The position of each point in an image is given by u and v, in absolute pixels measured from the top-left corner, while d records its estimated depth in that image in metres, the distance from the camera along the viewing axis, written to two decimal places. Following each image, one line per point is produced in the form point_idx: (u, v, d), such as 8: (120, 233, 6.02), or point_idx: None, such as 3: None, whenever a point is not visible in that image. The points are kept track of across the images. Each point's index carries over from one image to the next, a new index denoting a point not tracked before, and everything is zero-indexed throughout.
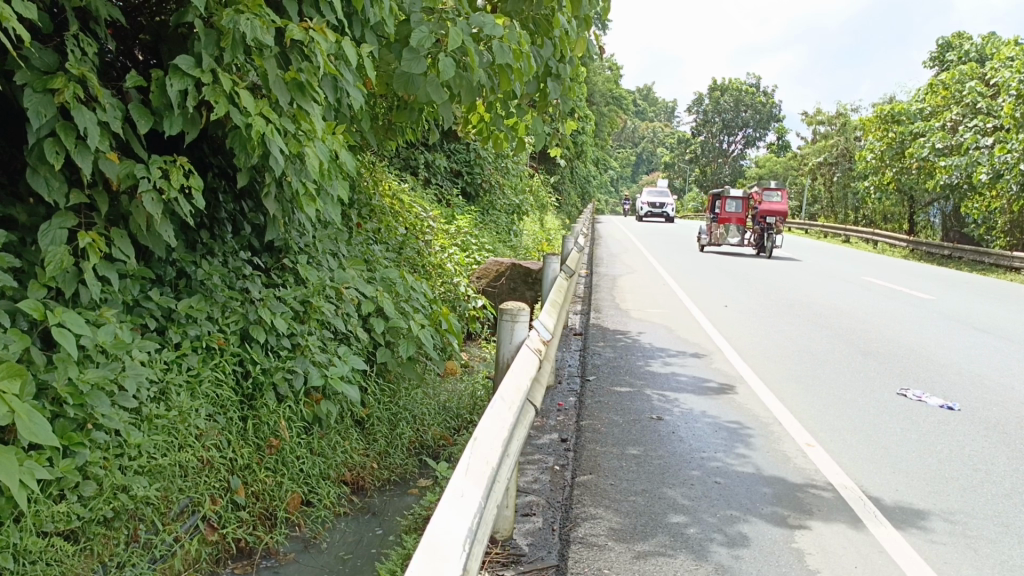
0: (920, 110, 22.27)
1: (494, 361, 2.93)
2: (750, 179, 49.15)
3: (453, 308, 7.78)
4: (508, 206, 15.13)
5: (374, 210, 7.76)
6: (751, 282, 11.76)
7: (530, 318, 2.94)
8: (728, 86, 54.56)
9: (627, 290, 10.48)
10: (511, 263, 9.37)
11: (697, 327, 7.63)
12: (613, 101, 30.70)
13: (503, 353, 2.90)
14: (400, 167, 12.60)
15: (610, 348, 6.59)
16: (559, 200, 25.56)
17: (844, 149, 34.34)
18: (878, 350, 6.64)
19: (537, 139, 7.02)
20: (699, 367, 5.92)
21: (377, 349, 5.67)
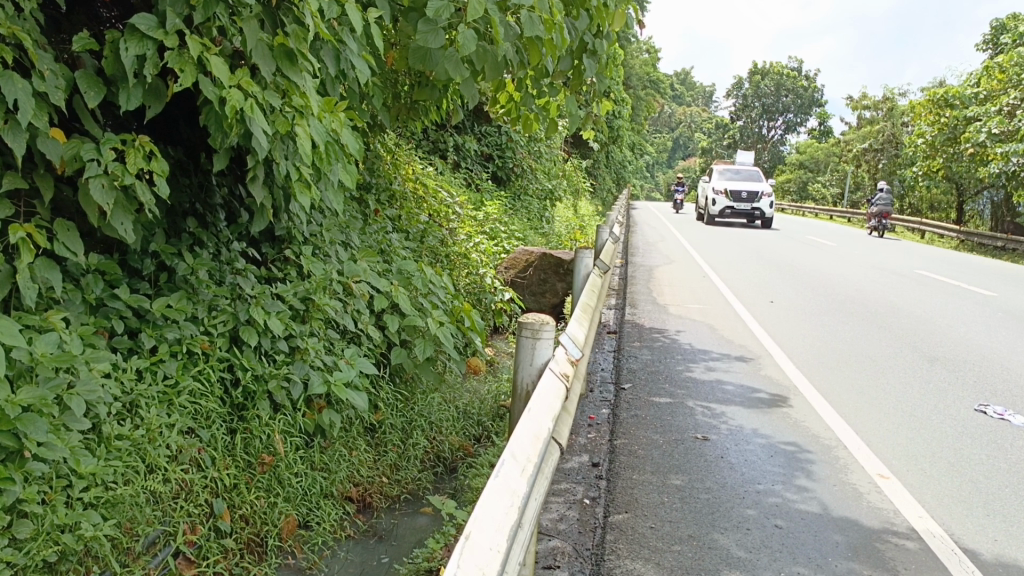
0: (974, 94, 21.14)
1: (511, 386, 2.41)
2: (790, 166, 47.85)
3: (477, 302, 7.29)
4: (541, 191, 14.57)
5: (394, 196, 7.27)
6: (797, 275, 11.08)
7: (555, 335, 2.40)
8: (769, 70, 53.10)
9: (665, 282, 9.89)
10: (541, 252, 8.82)
11: (743, 327, 7.02)
12: (651, 84, 29.84)
13: (521, 377, 2.38)
14: (428, 149, 12.12)
15: (646, 349, 6.03)
16: (593, 185, 24.90)
17: (891, 134, 33.01)
18: (945, 357, 5.99)
19: (570, 122, 6.47)
20: (747, 375, 5.34)
21: (391, 349, 5.19)
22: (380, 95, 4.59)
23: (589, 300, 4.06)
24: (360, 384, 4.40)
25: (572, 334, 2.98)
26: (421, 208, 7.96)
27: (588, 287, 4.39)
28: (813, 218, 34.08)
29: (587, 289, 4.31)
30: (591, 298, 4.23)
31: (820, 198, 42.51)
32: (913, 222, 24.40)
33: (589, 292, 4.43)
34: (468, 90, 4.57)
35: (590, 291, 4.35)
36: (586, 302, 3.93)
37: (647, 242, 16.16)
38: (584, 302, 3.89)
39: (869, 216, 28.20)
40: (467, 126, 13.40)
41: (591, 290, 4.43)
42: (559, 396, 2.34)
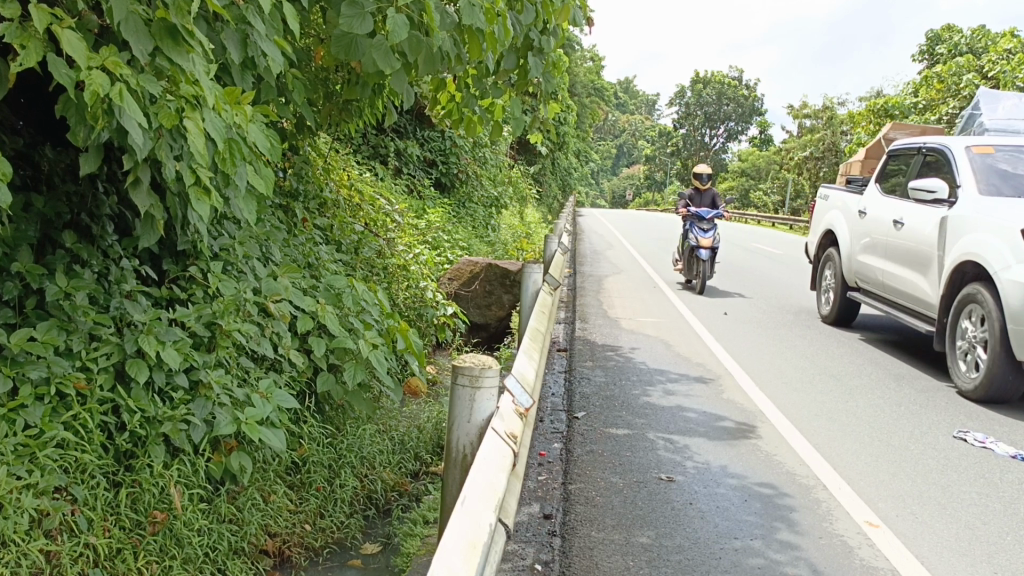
0: (914, 104, 21.38)
1: (446, 447, 1.92)
2: (733, 174, 48.36)
3: (418, 316, 6.95)
4: (486, 199, 14.08)
5: (325, 204, 6.69)
6: (749, 284, 10.82)
7: (499, 382, 1.90)
8: (711, 78, 53.60)
9: (616, 293, 9.51)
10: (486, 263, 8.35)
11: (700, 343, 6.64)
12: (595, 91, 29.64)
13: (458, 437, 1.89)
14: (367, 155, 11.55)
15: (600, 370, 5.59)
16: (539, 192, 24.54)
17: (831, 143, 33.46)
18: (911, 375, 5.69)
19: (515, 126, 6.02)
20: (708, 399, 4.94)
21: (318, 376, 4.65)
22: (301, 91, 4.04)
23: (539, 325, 3.60)
24: (278, 419, 3.83)
25: (519, 374, 2.54)
26: (355, 217, 7.39)
27: (539, 311, 3.92)
28: (756, 225, 34.33)
29: (536, 312, 3.84)
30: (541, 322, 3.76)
31: (763, 203, 43.02)
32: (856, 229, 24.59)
33: (539, 316, 3.96)
34: (400, 84, 4.05)
35: (541, 315, 3.88)
36: (536, 328, 3.46)
37: (595, 250, 15.81)
38: (534, 328, 3.42)
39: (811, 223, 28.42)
40: (409, 130, 12.88)
41: (541, 313, 3.97)
42: (504, 464, 1.87)
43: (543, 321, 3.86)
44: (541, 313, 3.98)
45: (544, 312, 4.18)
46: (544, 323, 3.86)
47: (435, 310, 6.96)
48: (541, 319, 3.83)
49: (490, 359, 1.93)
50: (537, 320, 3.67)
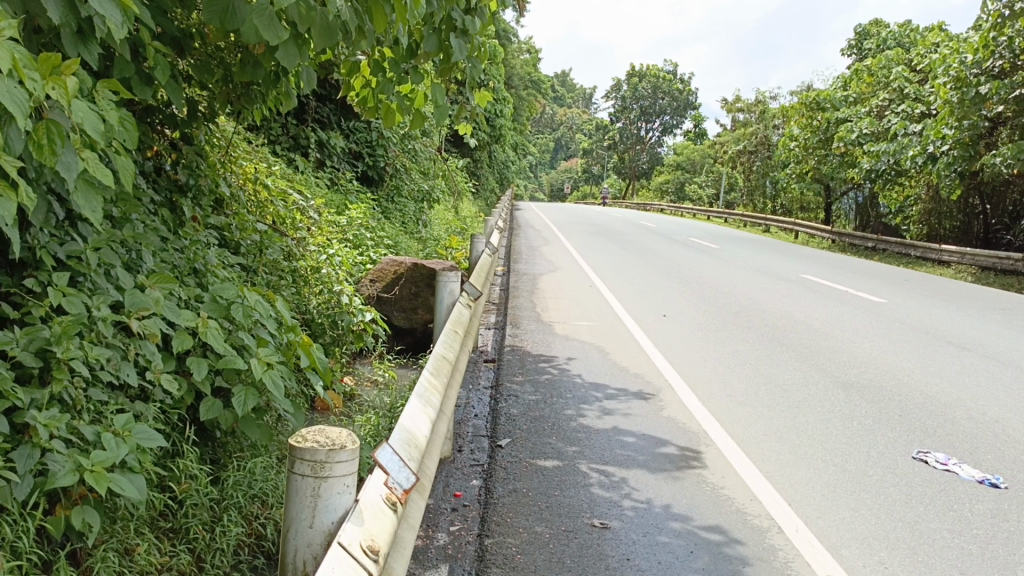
0: (845, 97, 21.51)
1: (293, 543, 1.62)
2: (668, 167, 48.55)
3: (333, 324, 6.34)
4: (416, 193, 13.43)
5: (224, 201, 5.98)
6: (687, 282, 10.47)
7: (352, 466, 1.63)
8: (646, 72, 53.69)
9: (550, 294, 9.02)
10: (411, 262, 7.73)
11: (637, 350, 6.21)
12: (531, 84, 29.23)
13: (303, 530, 1.61)
14: (285, 146, 10.79)
15: (529, 385, 5.07)
16: (474, 186, 23.93)
17: (763, 137, 33.75)
18: (859, 383, 5.35)
19: (435, 115, 5.45)
20: (647, 419, 4.48)
21: (205, 403, 4.01)
22: (167, 71, 3.38)
23: (445, 352, 3.05)
24: (137, 461, 3.18)
25: (411, 430, 2.16)
26: (262, 215, 6.70)
27: (448, 331, 3.36)
28: (691, 217, 34.37)
29: (445, 334, 3.28)
30: (449, 345, 3.21)
31: (698, 195, 43.28)
32: (788, 222, 24.67)
33: (450, 337, 3.39)
34: (288, 58, 3.35)
35: (450, 336, 3.32)
36: (438, 357, 2.91)
37: (530, 246, 15.34)
38: (434, 359, 2.87)
39: (744, 216, 28.49)
40: (333, 120, 12.14)
41: (453, 332, 3.40)
42: (346, 564, 1.53)
43: (454, 344, 3.30)
44: (454, 334, 3.43)
45: (461, 329, 3.61)
46: (455, 346, 3.29)
47: (352, 317, 6.34)
48: (451, 342, 3.27)
49: (347, 441, 1.66)
50: (443, 345, 3.12)
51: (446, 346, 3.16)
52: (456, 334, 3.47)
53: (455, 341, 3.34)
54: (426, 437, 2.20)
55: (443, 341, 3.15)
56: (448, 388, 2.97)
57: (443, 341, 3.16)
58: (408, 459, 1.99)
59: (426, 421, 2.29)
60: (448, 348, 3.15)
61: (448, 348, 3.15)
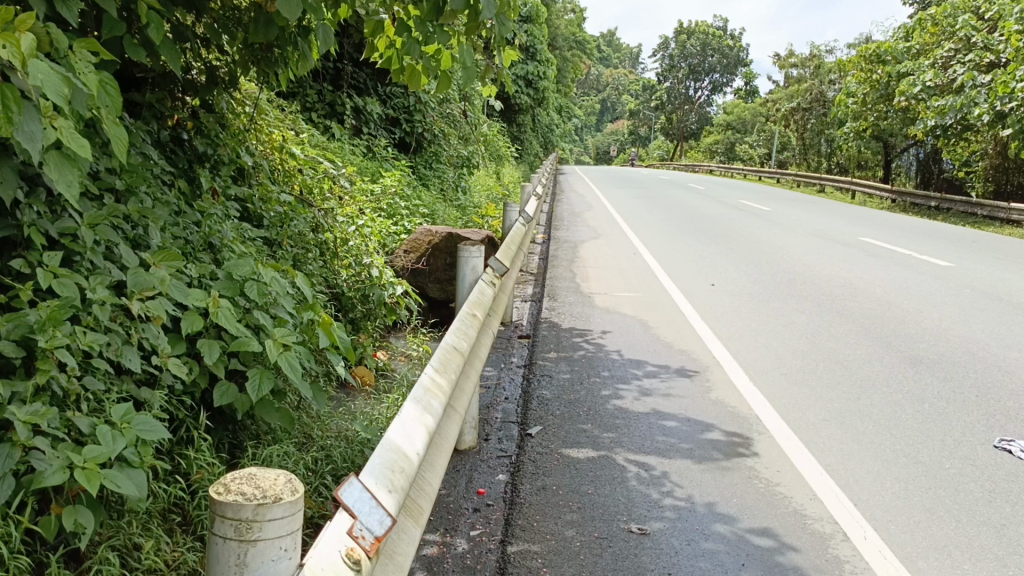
0: (907, 49, 20.39)
1: None
2: (718, 127, 47.21)
3: (364, 298, 6.21)
4: (455, 159, 13.07)
5: (246, 171, 5.73)
6: (737, 247, 9.99)
7: (293, 528, 1.29)
8: (694, 29, 52.02)
9: (592, 263, 8.64)
10: (445, 232, 7.44)
11: (683, 324, 5.84)
12: (576, 44, 28.50)
13: None
14: (320, 114, 10.52)
15: (565, 364, 4.76)
16: (518, 150, 23.46)
17: (818, 94, 32.50)
18: (928, 358, 4.91)
19: (464, 76, 5.11)
20: (692, 401, 4.13)
21: (217, 387, 3.79)
22: (161, 30, 3.05)
23: (457, 343, 2.72)
24: (137, 454, 2.94)
25: (397, 449, 1.86)
26: (288, 185, 6.43)
27: (466, 315, 3.02)
28: (743, 179, 33.39)
29: (459, 318, 2.94)
30: (464, 332, 2.87)
31: (749, 155, 42.10)
32: (844, 182, 23.70)
33: (468, 321, 3.05)
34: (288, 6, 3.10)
35: (466, 320, 2.98)
36: (445, 350, 2.58)
37: (573, 212, 14.91)
38: (442, 351, 2.54)
39: (798, 176, 27.49)
40: (369, 86, 11.78)
41: (471, 315, 3.06)
42: None
43: (471, 330, 2.96)
44: (473, 318, 3.09)
45: (482, 311, 3.27)
46: (472, 332, 2.96)
47: (383, 291, 6.27)
48: (466, 326, 2.93)
49: (287, 492, 1.34)
50: (455, 332, 2.79)
51: (459, 334, 2.82)
52: (476, 316, 3.13)
53: (472, 326, 3.00)
54: (418, 453, 1.90)
55: (455, 329, 2.82)
56: (459, 384, 2.65)
57: (456, 328, 2.83)
58: (389, 488, 1.69)
59: (421, 433, 1.99)
60: (462, 337, 2.82)
61: (461, 336, 2.82)
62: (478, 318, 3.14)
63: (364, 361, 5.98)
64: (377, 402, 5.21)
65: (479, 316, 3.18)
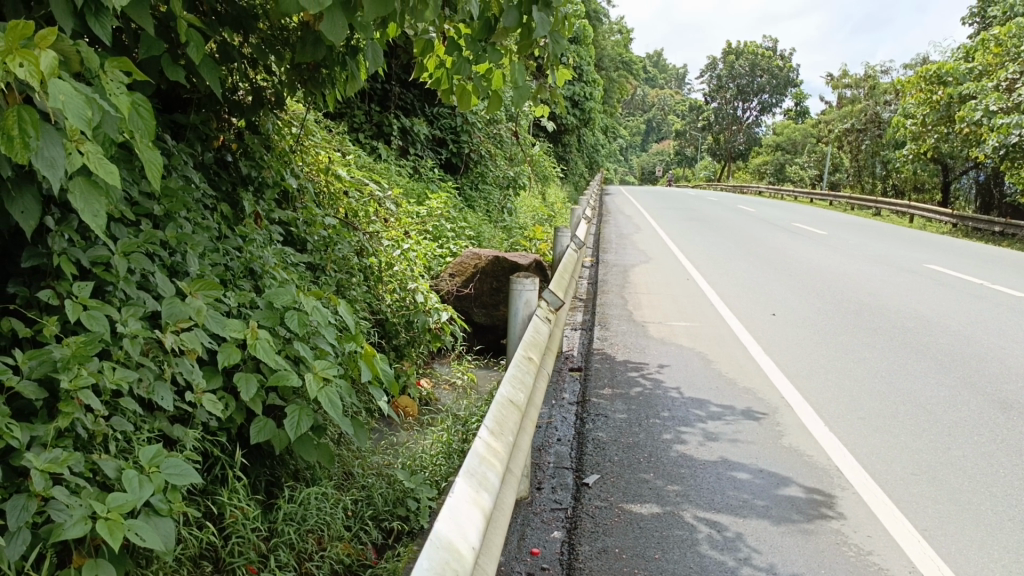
0: (968, 70, 19.70)
1: None
2: (767, 148, 46.47)
3: (410, 323, 6.01)
4: (501, 180, 12.87)
5: (291, 195, 5.58)
6: (795, 274, 9.59)
7: None
8: (743, 49, 51.38)
9: (644, 289, 8.33)
10: (492, 254, 7.23)
11: (745, 359, 5.52)
12: (623, 65, 28.29)
13: None
14: (367, 134, 10.43)
15: (621, 402, 4.47)
16: (563, 171, 23.26)
17: (872, 115, 31.75)
18: (1018, 404, 4.51)
19: (517, 97, 4.88)
20: (761, 449, 3.80)
21: (254, 423, 3.59)
22: (201, 50, 2.88)
23: (513, 395, 2.44)
24: (166, 500, 2.74)
25: (450, 545, 1.60)
26: (333, 208, 6.27)
27: (521, 358, 2.75)
28: (793, 201, 32.68)
29: (515, 362, 2.66)
30: (520, 379, 2.59)
31: (799, 176, 41.31)
32: (900, 205, 22.96)
33: (523, 364, 2.78)
34: (334, 30, 2.83)
35: (522, 363, 2.70)
36: (501, 404, 2.31)
37: (620, 235, 14.61)
38: (497, 406, 2.27)
39: (851, 198, 26.75)
40: (417, 107, 11.66)
41: (526, 358, 2.78)
42: None
43: (527, 374, 2.68)
44: (529, 360, 2.81)
45: (538, 350, 2.99)
46: (529, 377, 2.68)
47: (428, 318, 6.07)
48: (522, 372, 2.66)
49: None
50: (510, 380, 2.52)
51: (515, 382, 2.54)
52: (532, 358, 2.86)
53: (529, 371, 2.73)
54: (473, 547, 1.64)
55: (511, 376, 2.54)
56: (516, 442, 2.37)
57: (511, 375, 2.55)
58: None
59: (476, 519, 1.73)
60: (518, 384, 2.54)
61: (517, 383, 2.55)
62: (534, 360, 2.86)
63: (408, 391, 5.76)
64: (420, 437, 4.97)
65: (535, 357, 2.90)
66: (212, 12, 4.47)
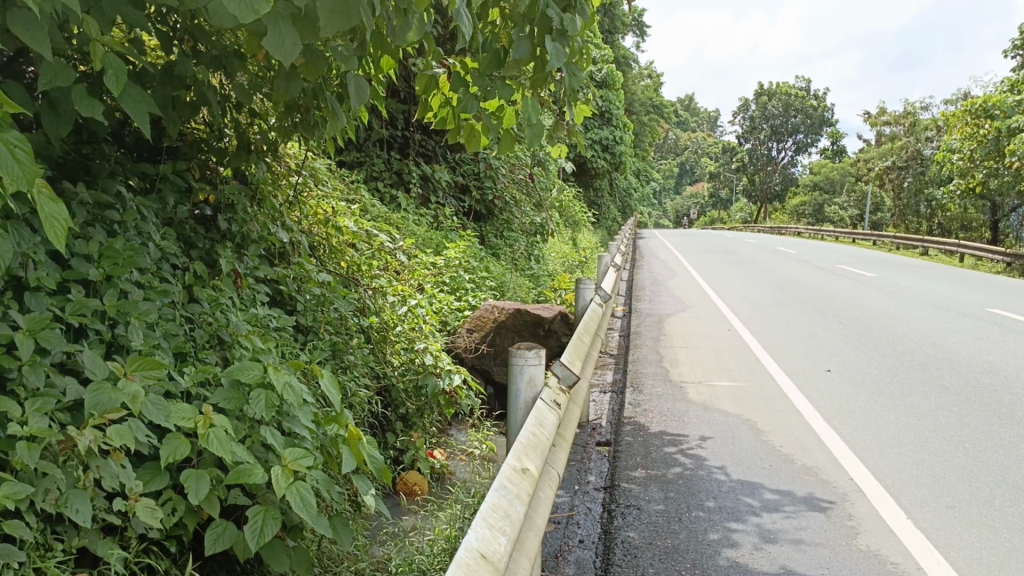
0: (1016, 102, 18.78)
1: None
2: (804, 187, 45.55)
3: (419, 389, 5.38)
4: (528, 227, 12.31)
5: (284, 250, 5.04)
6: (847, 322, 8.81)
7: None
8: (776, 90, 50.85)
9: (680, 342, 7.64)
10: (514, 307, 6.67)
11: (800, 429, 4.79)
12: (654, 108, 27.84)
13: None
14: (385, 183, 9.95)
15: (658, 489, 3.77)
16: (595, 216, 22.69)
17: (913, 151, 30.83)
18: None
19: (532, 138, 4.27)
20: (833, 558, 3.08)
21: (212, 528, 2.96)
22: (122, 79, 2.31)
23: (488, 544, 1.71)
24: None
25: None
26: (335, 263, 5.72)
27: (507, 473, 2.06)
28: (834, 241, 31.73)
29: (498, 484, 1.97)
30: (505, 509, 1.90)
31: (839, 216, 40.29)
32: (949, 243, 21.94)
33: (512, 478, 2.10)
34: (282, 47, 2.24)
35: (509, 482, 2.02)
36: (471, 559, 1.61)
37: (655, 281, 13.92)
38: (465, 566, 1.57)
39: (896, 238, 25.75)
40: (438, 153, 11.19)
41: (516, 470, 2.10)
42: None
43: (516, 499, 2.00)
44: (520, 472, 2.13)
45: (536, 454, 2.30)
46: (519, 503, 1.99)
47: (438, 381, 5.41)
48: (508, 496, 1.97)
49: None
50: (489, 514, 1.83)
51: (497, 515, 1.85)
52: (526, 471, 2.18)
53: (519, 491, 2.04)
54: None
55: (490, 507, 1.85)
56: None
57: (490, 505, 1.86)
58: None
59: None
60: (501, 519, 1.85)
61: (501, 518, 1.85)
62: (529, 472, 2.18)
63: (417, 467, 5.10)
64: (425, 525, 4.31)
65: (531, 468, 2.22)
66: (188, 50, 3.98)
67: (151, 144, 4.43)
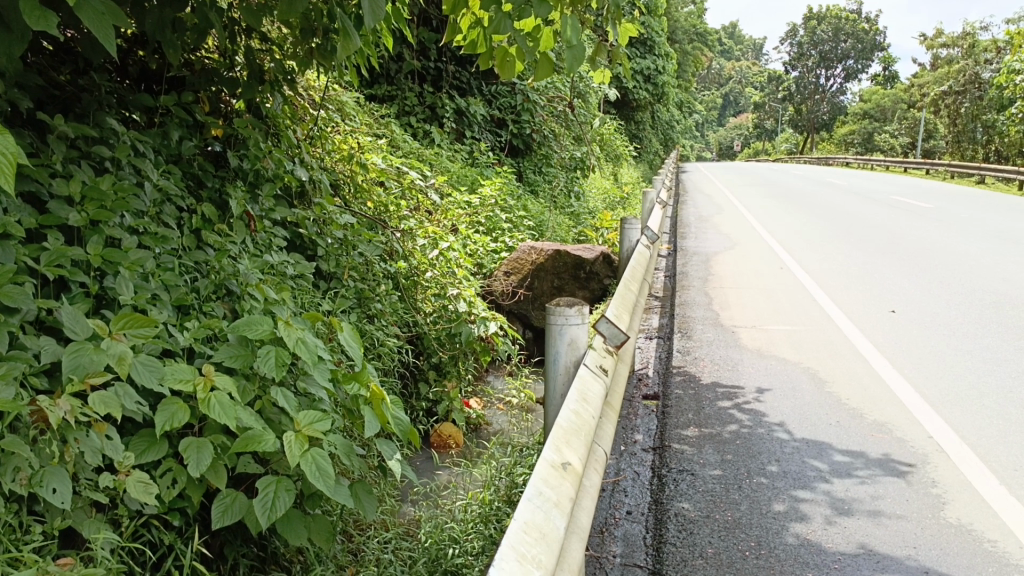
0: None
1: None
2: (854, 116, 43.79)
3: (452, 338, 5.05)
4: (568, 161, 11.78)
5: (304, 190, 4.69)
6: (909, 257, 8.25)
7: None
8: (826, 13, 48.50)
9: (730, 282, 7.19)
10: (553, 248, 6.31)
11: (868, 379, 4.36)
12: (698, 37, 26.66)
13: None
14: (417, 118, 9.50)
15: (713, 449, 3.40)
16: (636, 150, 21.96)
17: (972, 75, 29.27)
18: None
19: (572, 60, 3.78)
20: (919, 533, 2.69)
21: (219, 499, 2.66)
22: None
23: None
24: None
25: None
26: (360, 203, 5.36)
27: (542, 476, 1.70)
28: (885, 171, 30.47)
29: (532, 492, 1.62)
30: (541, 527, 1.55)
31: (891, 146, 38.70)
32: (1010, 171, 20.83)
33: (548, 479, 1.74)
34: None
35: (544, 488, 1.66)
36: None
37: (700, 217, 13.36)
38: None
39: (952, 167, 24.57)
40: (473, 86, 10.68)
41: (553, 471, 1.74)
42: None
43: (555, 509, 1.64)
44: (558, 471, 1.77)
45: (578, 444, 1.94)
46: (557, 513, 1.64)
47: (472, 328, 5.06)
48: (544, 507, 1.61)
49: None
50: (520, 536, 1.48)
51: (531, 537, 1.49)
52: (566, 467, 1.82)
53: (558, 498, 1.69)
54: None
55: (522, 528, 1.50)
56: None
57: (522, 525, 1.50)
58: None
59: None
60: (538, 542, 1.49)
61: (535, 538, 1.50)
62: (569, 468, 1.82)
63: (451, 419, 4.80)
64: (459, 483, 4.02)
65: (571, 462, 1.86)
66: None
67: (156, 74, 4.06)
